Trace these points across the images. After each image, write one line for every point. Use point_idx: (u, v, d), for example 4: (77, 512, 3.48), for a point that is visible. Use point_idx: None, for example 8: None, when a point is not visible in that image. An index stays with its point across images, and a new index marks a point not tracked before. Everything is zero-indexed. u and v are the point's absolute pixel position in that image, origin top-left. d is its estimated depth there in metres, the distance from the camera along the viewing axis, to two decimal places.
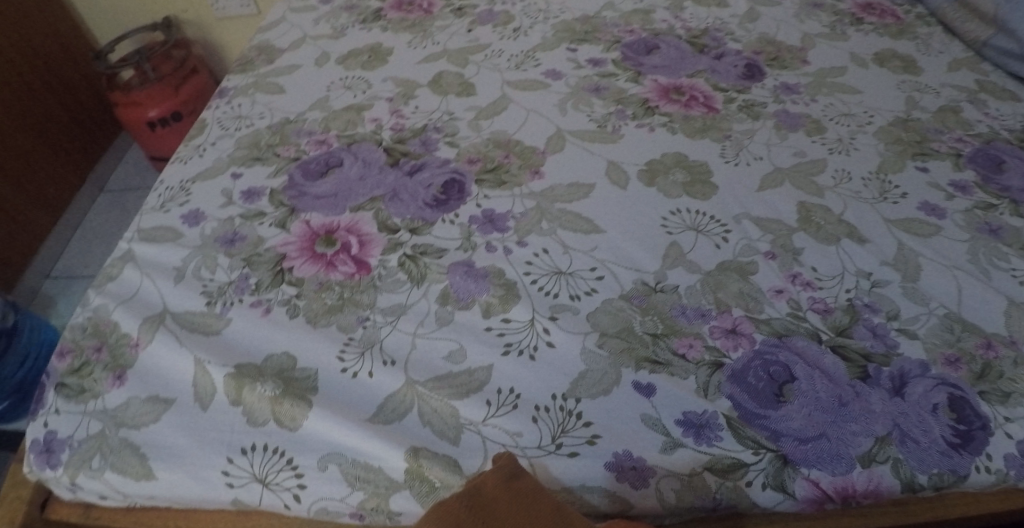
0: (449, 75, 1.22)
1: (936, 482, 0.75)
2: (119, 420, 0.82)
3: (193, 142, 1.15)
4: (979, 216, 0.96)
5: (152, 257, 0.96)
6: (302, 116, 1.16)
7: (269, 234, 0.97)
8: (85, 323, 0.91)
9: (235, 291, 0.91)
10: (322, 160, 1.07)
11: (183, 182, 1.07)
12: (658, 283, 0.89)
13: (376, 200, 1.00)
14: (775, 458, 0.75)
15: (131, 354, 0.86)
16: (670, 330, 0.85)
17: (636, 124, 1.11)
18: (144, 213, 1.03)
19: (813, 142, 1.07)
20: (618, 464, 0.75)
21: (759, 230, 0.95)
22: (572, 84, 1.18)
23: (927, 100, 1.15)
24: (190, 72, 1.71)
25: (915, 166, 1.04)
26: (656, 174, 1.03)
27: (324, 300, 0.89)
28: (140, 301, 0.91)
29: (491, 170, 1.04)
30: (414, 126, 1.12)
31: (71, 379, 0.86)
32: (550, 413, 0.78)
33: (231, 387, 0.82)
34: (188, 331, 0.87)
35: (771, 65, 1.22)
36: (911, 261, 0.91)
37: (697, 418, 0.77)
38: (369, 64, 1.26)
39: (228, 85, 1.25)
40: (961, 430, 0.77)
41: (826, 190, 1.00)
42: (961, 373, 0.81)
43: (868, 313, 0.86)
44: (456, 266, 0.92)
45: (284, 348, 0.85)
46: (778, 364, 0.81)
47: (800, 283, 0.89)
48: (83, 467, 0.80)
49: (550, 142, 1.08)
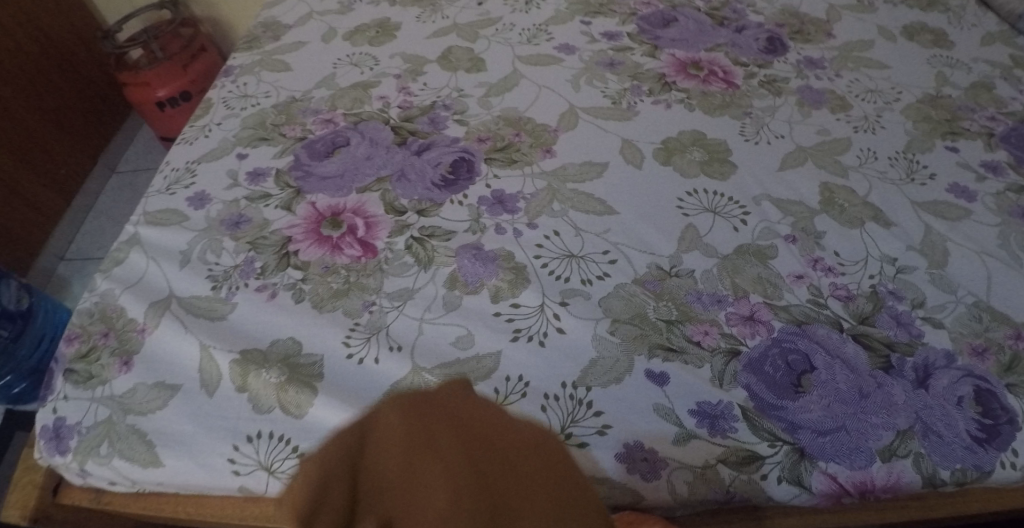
0: (459, 50, 1.18)
1: (958, 477, 0.74)
2: (127, 407, 0.82)
3: (198, 121, 1.12)
4: (1010, 199, 0.92)
5: (158, 240, 0.95)
6: (309, 93, 1.13)
7: (274, 216, 0.96)
8: (92, 308, 0.89)
9: (241, 275, 0.90)
10: (328, 139, 1.05)
11: (188, 163, 1.05)
12: (673, 267, 0.86)
13: (383, 180, 0.98)
14: (792, 450, 0.73)
15: (138, 339, 0.86)
16: (685, 316, 0.82)
17: (652, 100, 1.07)
18: (150, 195, 1.02)
19: (837, 120, 1.03)
20: (629, 455, 0.73)
21: (779, 212, 0.91)
22: (585, 59, 1.14)
23: (958, 76, 1.10)
24: (198, 51, 1.67)
25: (945, 146, 0.99)
26: (673, 153, 0.99)
27: (329, 284, 0.88)
28: (146, 285, 0.90)
29: (501, 149, 1.01)
30: (423, 104, 1.09)
31: (80, 365, 0.85)
32: (559, 402, 0.76)
33: (237, 373, 0.81)
34: (194, 316, 0.86)
35: (795, 38, 1.17)
36: (939, 246, 0.87)
37: (711, 409, 0.75)
38: (376, 39, 1.22)
39: (234, 63, 1.22)
40: (986, 425, 0.75)
41: (850, 170, 0.96)
42: (988, 364, 0.78)
43: (892, 301, 0.83)
44: (464, 249, 0.89)
45: (290, 334, 0.84)
46: (797, 353, 0.78)
47: (821, 268, 0.86)
48: (91, 454, 0.80)
49: (563, 119, 1.04)
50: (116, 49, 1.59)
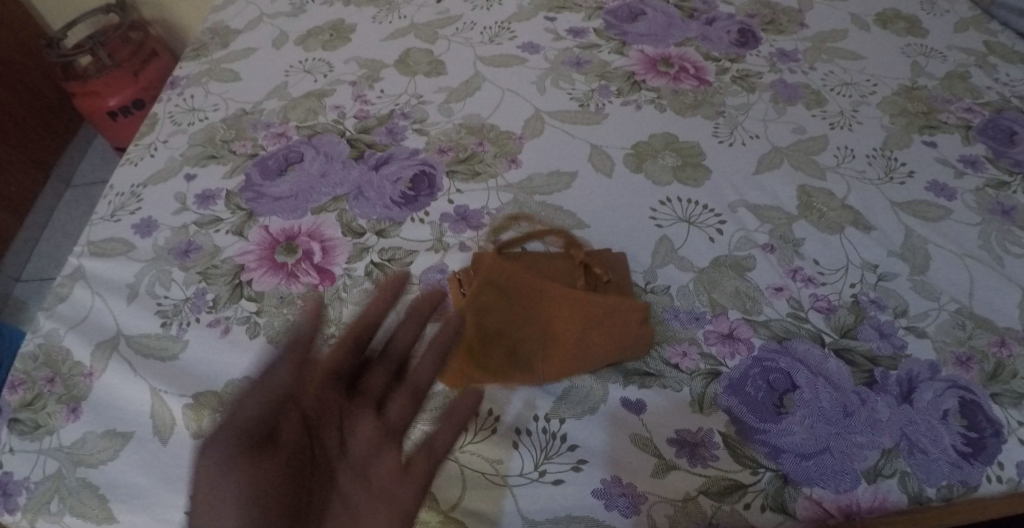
0: (417, 52, 1.12)
1: (945, 494, 0.70)
2: (76, 458, 0.76)
3: (143, 140, 1.05)
4: (990, 195, 0.90)
5: (103, 273, 0.89)
6: (259, 105, 1.07)
7: (226, 242, 0.90)
8: (37, 352, 0.83)
9: (192, 309, 0.84)
10: (281, 155, 0.99)
11: (134, 187, 0.99)
12: (647, 284, 0.82)
13: (339, 199, 0.92)
14: (776, 477, 0.70)
15: (86, 385, 0.80)
16: (661, 336, 0.79)
17: (621, 101, 1.02)
18: (93, 223, 0.95)
19: (813, 117, 0.99)
20: (606, 491, 0.69)
21: (756, 219, 0.88)
22: (551, 59, 1.08)
23: (934, 65, 1.06)
24: (150, 56, 1.56)
25: (923, 141, 0.96)
26: (644, 158, 0.95)
27: (286, 316, 0.83)
28: (92, 324, 0.84)
29: (463, 160, 0.96)
30: (380, 113, 1.03)
31: (24, 415, 0.79)
32: (532, 437, 0.73)
33: (191, 418, 0.77)
34: (144, 357, 0.81)
35: (767, 29, 1.12)
36: (919, 250, 0.84)
37: (690, 437, 0.72)
38: (330, 43, 1.15)
39: (180, 73, 1.15)
40: (972, 438, 0.72)
41: (827, 171, 0.92)
42: (973, 374, 0.75)
43: (874, 310, 0.80)
44: (428, 273, 0.85)
45: (245, 373, 0.79)
46: (778, 371, 0.75)
47: (801, 279, 0.82)
48: (42, 512, 0.74)
49: (528, 125, 0.99)
50: (61, 57, 1.47)
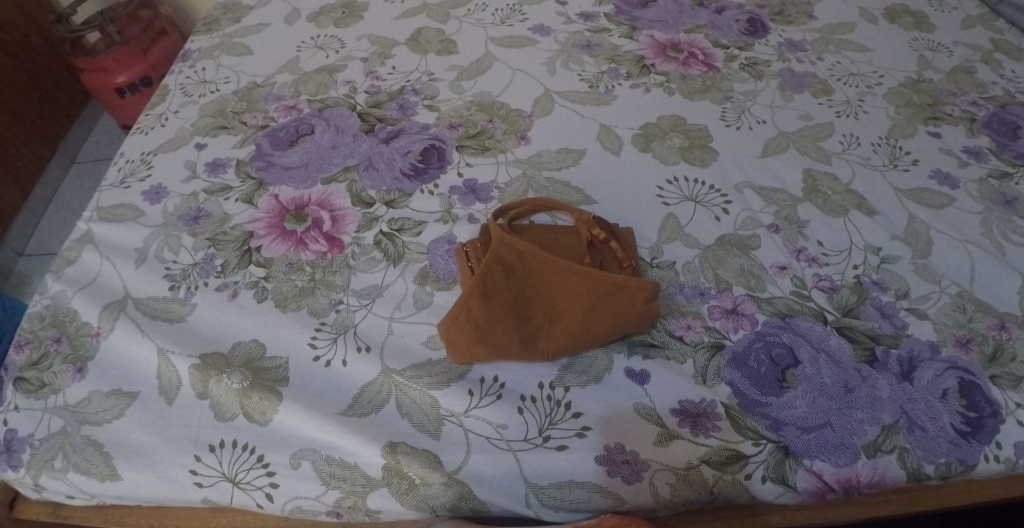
0: (429, 32, 1.13)
1: (943, 471, 0.72)
2: (82, 416, 0.76)
3: (154, 110, 1.06)
4: (993, 185, 0.91)
5: (112, 237, 0.89)
6: (271, 78, 1.07)
7: (234, 209, 0.90)
8: (44, 312, 0.83)
9: (200, 273, 0.85)
10: (292, 127, 0.99)
11: (144, 154, 0.99)
12: (653, 259, 0.83)
13: (349, 170, 0.93)
14: (776, 449, 0.71)
15: (92, 344, 0.80)
16: (667, 309, 0.80)
17: (631, 84, 1.03)
18: (103, 189, 0.95)
19: (819, 105, 1.00)
20: (609, 458, 0.71)
21: (761, 200, 0.89)
22: (561, 41, 1.09)
23: (940, 60, 1.07)
24: (159, 33, 1.55)
25: (927, 131, 0.97)
26: (652, 139, 0.96)
27: (294, 282, 0.83)
28: (101, 286, 0.84)
29: (473, 135, 0.96)
30: (391, 89, 1.04)
31: (30, 373, 0.79)
32: (537, 404, 0.73)
33: (197, 379, 0.77)
34: (151, 319, 0.81)
35: (776, 20, 1.13)
36: (922, 235, 0.85)
37: (693, 407, 0.73)
38: (341, 21, 1.16)
39: (191, 47, 1.15)
40: (971, 418, 0.73)
41: (833, 156, 0.94)
42: (973, 355, 0.76)
43: (876, 292, 0.81)
44: (436, 243, 0.86)
45: (252, 336, 0.79)
46: (781, 347, 0.76)
47: (805, 259, 0.83)
48: (45, 468, 0.74)
49: (538, 103, 1.00)
50: (70, 33, 1.45)
